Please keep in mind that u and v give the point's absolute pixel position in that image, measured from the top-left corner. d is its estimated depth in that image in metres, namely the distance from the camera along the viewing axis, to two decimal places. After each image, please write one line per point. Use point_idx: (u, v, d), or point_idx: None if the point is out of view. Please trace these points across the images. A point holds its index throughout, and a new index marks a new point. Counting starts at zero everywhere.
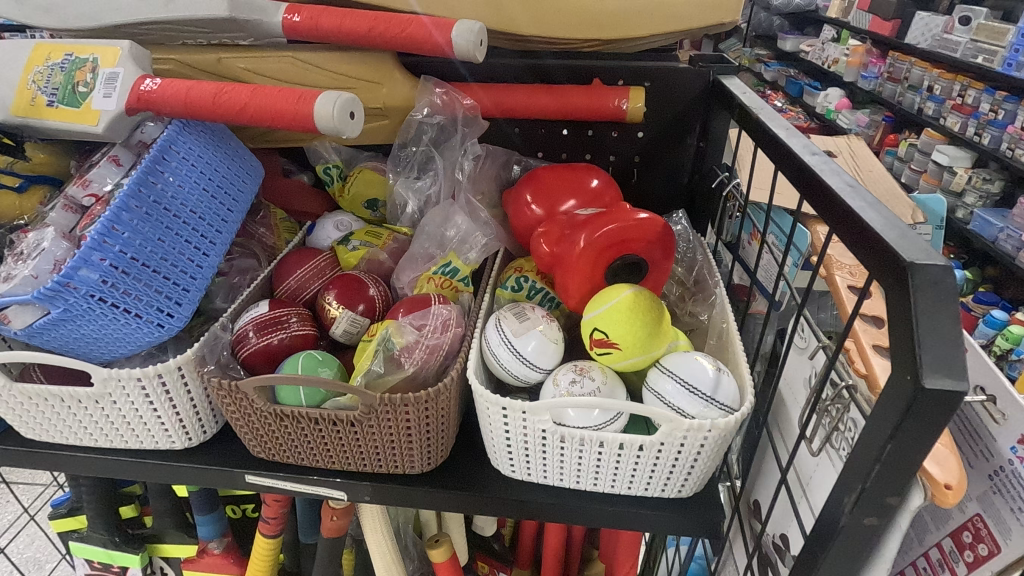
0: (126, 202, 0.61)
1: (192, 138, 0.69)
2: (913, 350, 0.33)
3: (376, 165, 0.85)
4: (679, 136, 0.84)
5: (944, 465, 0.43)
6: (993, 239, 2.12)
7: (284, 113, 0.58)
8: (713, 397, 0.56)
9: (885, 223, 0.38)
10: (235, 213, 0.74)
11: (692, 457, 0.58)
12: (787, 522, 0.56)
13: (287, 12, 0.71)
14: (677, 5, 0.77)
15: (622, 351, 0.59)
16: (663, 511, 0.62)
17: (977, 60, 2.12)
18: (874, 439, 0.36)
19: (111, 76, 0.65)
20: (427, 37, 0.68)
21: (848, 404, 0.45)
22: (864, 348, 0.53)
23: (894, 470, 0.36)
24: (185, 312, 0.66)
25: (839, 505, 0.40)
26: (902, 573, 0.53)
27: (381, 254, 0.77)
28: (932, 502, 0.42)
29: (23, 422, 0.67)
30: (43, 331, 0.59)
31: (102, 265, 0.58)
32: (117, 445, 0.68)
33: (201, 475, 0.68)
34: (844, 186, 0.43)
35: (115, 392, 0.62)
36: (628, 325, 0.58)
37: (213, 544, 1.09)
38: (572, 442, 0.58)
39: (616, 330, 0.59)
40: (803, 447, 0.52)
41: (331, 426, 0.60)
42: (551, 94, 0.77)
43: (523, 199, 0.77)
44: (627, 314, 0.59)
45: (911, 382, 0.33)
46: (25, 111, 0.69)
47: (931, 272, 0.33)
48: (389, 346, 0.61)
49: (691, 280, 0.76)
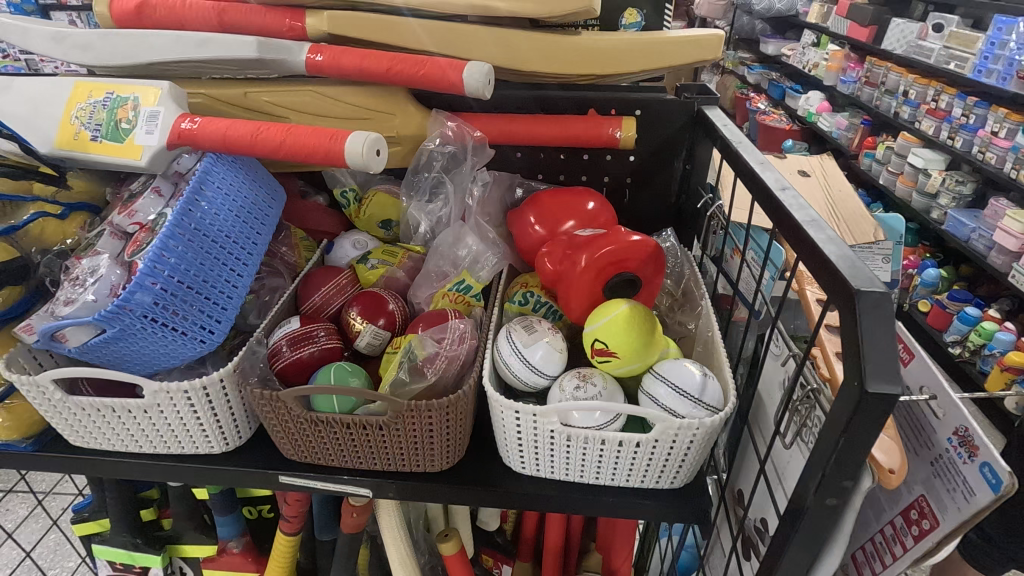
0: (171, 231, 0.67)
1: (225, 169, 0.76)
2: (859, 361, 0.41)
3: (389, 187, 0.93)
4: (667, 160, 0.93)
5: (889, 452, 0.51)
6: (965, 240, 2.21)
7: (316, 150, 0.66)
8: (701, 399, 0.63)
9: (841, 255, 0.46)
10: (264, 236, 0.80)
11: (683, 451, 0.65)
12: (767, 506, 0.64)
13: (311, 52, 0.78)
14: (665, 45, 0.85)
15: (625, 358, 0.67)
16: (657, 500, 0.70)
17: (950, 66, 2.23)
18: (830, 433, 0.44)
19: (152, 114, 0.72)
20: (441, 77, 0.75)
21: (815, 403, 0.53)
22: (829, 354, 0.61)
23: (847, 459, 0.44)
24: (224, 328, 0.73)
25: (806, 489, 0.47)
26: (861, 547, 0.61)
27: (398, 271, 0.85)
28: (878, 484, 0.50)
29: (74, 431, 0.73)
30: (97, 348, 0.66)
31: (154, 289, 0.64)
32: (161, 450, 0.74)
33: (238, 476, 0.75)
34: (808, 220, 0.51)
35: (163, 403, 0.68)
36: (630, 334, 0.66)
37: (232, 543, 1.15)
38: (577, 440, 0.66)
39: (619, 340, 0.66)
40: (779, 441, 0.60)
41: (361, 429, 0.67)
42: (551, 125, 0.85)
43: (527, 220, 0.84)
44: (628, 325, 0.66)
45: (858, 387, 0.41)
46: (68, 145, 0.74)
47: (872, 297, 0.41)
48: (412, 358, 0.68)
49: (680, 291, 0.84)
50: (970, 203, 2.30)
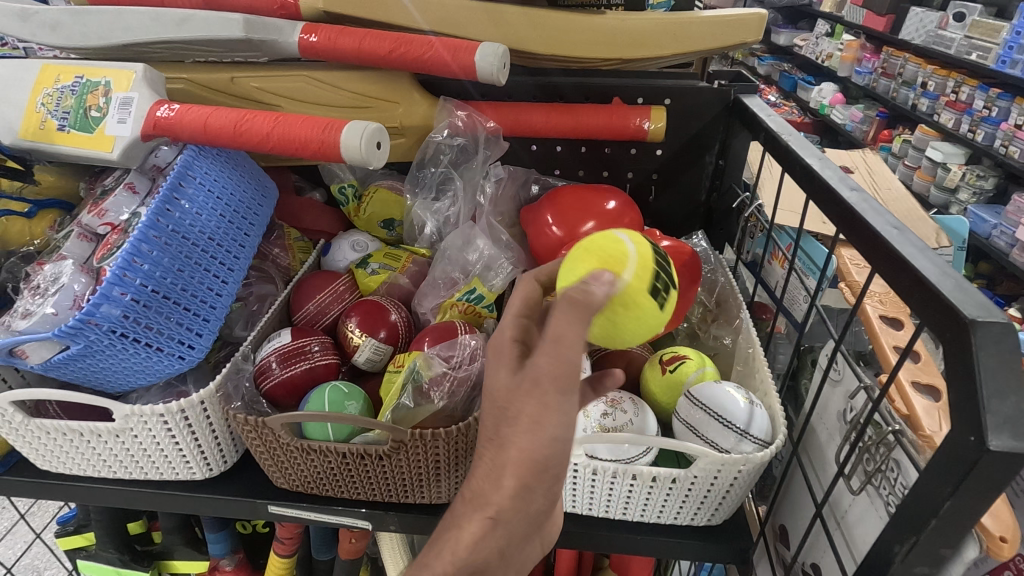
0: (144, 233, 0.59)
1: (208, 162, 0.68)
2: (976, 409, 0.32)
3: (392, 184, 0.85)
4: (697, 154, 0.84)
5: (999, 516, 0.47)
6: (987, 236, 2.10)
7: (309, 143, 0.57)
8: (747, 432, 0.55)
9: (939, 273, 0.37)
10: (252, 238, 0.73)
11: (724, 488, 0.57)
12: (820, 553, 0.56)
13: (305, 33, 0.69)
14: (699, 27, 0.76)
15: (587, 249, 0.49)
16: (691, 539, 0.62)
17: (972, 56, 2.11)
18: (930, 494, 0.36)
19: (125, 101, 0.64)
20: (450, 60, 0.67)
21: (893, 447, 0.45)
22: (904, 388, 0.57)
23: (950, 525, 0.36)
24: (206, 343, 0.65)
25: (889, 553, 0.40)
26: None
27: (401, 278, 0.77)
28: (988, 554, 0.47)
29: (41, 454, 0.66)
30: (61, 365, 0.58)
31: (123, 300, 0.56)
32: (138, 476, 0.67)
33: (223, 505, 0.67)
34: (890, 228, 0.43)
35: (136, 427, 0.60)
36: (651, 311, 0.49)
37: (225, 561, 1.07)
38: (604, 475, 0.58)
39: (651, 274, 0.48)
40: (841, 482, 0.52)
41: (359, 460, 0.59)
42: (569, 115, 0.76)
43: (544, 219, 0.76)
44: (654, 315, 0.49)
45: (975, 443, 0.32)
46: (33, 136, 0.66)
47: (994, 330, 0.33)
48: (417, 379, 0.60)
49: (713, 302, 0.76)
50: (992, 199, 2.18)
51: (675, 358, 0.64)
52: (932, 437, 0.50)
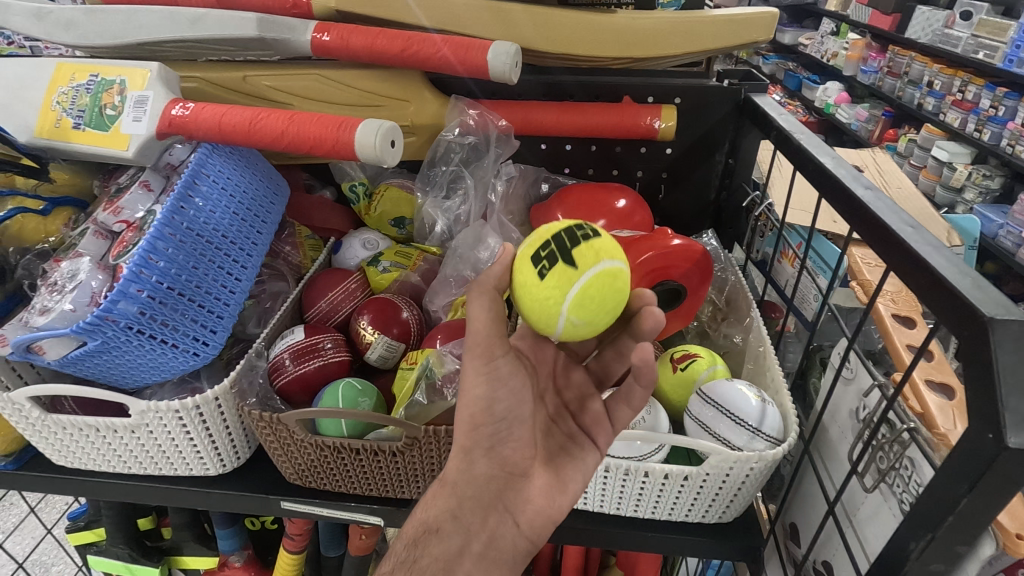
0: (160, 231, 0.59)
1: (221, 160, 0.68)
2: (995, 406, 0.33)
3: (402, 182, 0.85)
4: (707, 153, 0.84)
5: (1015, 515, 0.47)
6: (993, 236, 2.09)
7: (324, 141, 0.58)
8: (760, 429, 0.55)
9: (956, 271, 0.37)
10: (265, 236, 0.73)
11: (736, 486, 0.57)
12: (832, 551, 0.56)
13: (317, 32, 0.70)
14: (710, 26, 0.76)
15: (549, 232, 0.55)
16: (702, 537, 0.62)
17: (978, 55, 2.10)
18: (947, 491, 0.36)
19: (140, 99, 0.65)
20: (463, 58, 0.67)
21: (908, 445, 0.45)
22: (917, 387, 0.57)
23: (967, 522, 0.36)
24: (220, 340, 0.65)
25: (905, 550, 0.40)
26: None
27: (412, 275, 0.78)
28: (1003, 551, 0.47)
29: (57, 449, 0.66)
30: (77, 361, 0.58)
31: (140, 297, 0.57)
32: (152, 472, 0.67)
33: (236, 501, 0.68)
34: (906, 227, 0.43)
35: (151, 423, 0.60)
36: (532, 284, 0.49)
37: (234, 557, 1.08)
38: (616, 472, 0.58)
39: (538, 246, 0.50)
40: (854, 480, 0.52)
41: (372, 456, 0.60)
42: (580, 114, 0.76)
43: (555, 217, 0.76)
44: (539, 291, 0.49)
45: (993, 440, 0.33)
46: (49, 134, 0.66)
47: (1013, 327, 0.33)
48: (430, 376, 0.61)
49: (723, 301, 0.77)
50: (998, 198, 2.17)
51: (686, 357, 0.65)
52: (947, 435, 0.50)
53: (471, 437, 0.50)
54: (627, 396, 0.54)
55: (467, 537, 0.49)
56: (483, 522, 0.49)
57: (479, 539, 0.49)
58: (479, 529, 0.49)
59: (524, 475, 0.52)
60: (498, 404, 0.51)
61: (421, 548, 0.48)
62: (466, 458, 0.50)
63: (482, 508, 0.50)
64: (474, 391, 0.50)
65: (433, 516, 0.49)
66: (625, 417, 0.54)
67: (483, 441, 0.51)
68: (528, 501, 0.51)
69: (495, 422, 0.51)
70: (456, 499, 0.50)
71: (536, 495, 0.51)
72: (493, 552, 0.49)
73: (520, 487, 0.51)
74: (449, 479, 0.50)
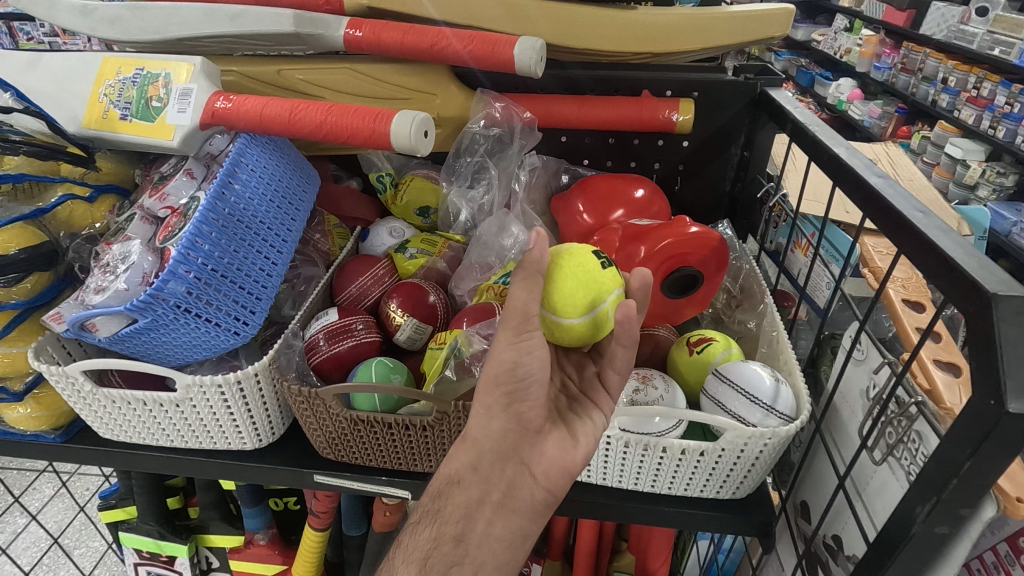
0: (205, 216, 0.63)
1: (258, 151, 0.72)
2: (996, 373, 0.35)
3: (427, 173, 0.89)
4: (724, 145, 0.87)
5: (1017, 482, 0.51)
6: (1007, 233, 2.07)
7: (361, 131, 0.61)
8: (773, 407, 0.58)
9: (963, 252, 0.40)
10: (298, 223, 0.76)
11: (750, 462, 0.60)
12: (842, 523, 0.59)
13: (350, 27, 0.73)
14: (727, 22, 0.78)
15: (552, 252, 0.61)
16: (716, 512, 0.65)
17: (995, 51, 2.09)
18: (951, 456, 0.39)
19: (184, 91, 0.68)
20: (490, 52, 0.70)
21: (916, 418, 0.48)
22: (925, 364, 0.60)
23: (969, 484, 0.39)
24: (258, 320, 0.69)
25: (910, 514, 0.42)
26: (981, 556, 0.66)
27: (439, 262, 0.81)
28: (1004, 511, 0.50)
29: (105, 422, 0.71)
30: (127, 338, 0.62)
31: (188, 278, 0.60)
32: (192, 445, 0.71)
33: (270, 474, 0.71)
34: (916, 212, 0.45)
35: (195, 397, 0.64)
36: (596, 270, 0.56)
37: (259, 536, 1.13)
38: (635, 448, 0.61)
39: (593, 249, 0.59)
40: (864, 456, 0.55)
41: (403, 430, 0.63)
42: (601, 106, 0.79)
43: (576, 207, 0.79)
44: (599, 276, 0.56)
45: (995, 406, 0.35)
46: (97, 124, 0.70)
47: (1014, 302, 0.35)
48: (458, 355, 0.65)
49: (738, 288, 0.80)
50: (1012, 195, 2.16)
51: (703, 340, 0.68)
52: (952, 409, 0.53)
53: (490, 396, 0.52)
54: (613, 362, 0.60)
55: (487, 488, 0.52)
56: (503, 476, 0.52)
57: (499, 490, 0.52)
58: (499, 481, 0.52)
59: (547, 443, 0.54)
60: (521, 366, 0.52)
61: (444, 499, 0.52)
62: (486, 415, 0.52)
63: (502, 461, 0.52)
64: (500, 354, 0.52)
65: (454, 469, 0.52)
66: (618, 382, 0.60)
67: (505, 400, 0.52)
68: (543, 455, 0.54)
69: (517, 381, 0.52)
70: (477, 452, 0.52)
71: (551, 449, 0.54)
72: (512, 502, 0.52)
73: (537, 443, 0.54)
74: (471, 435, 0.52)
